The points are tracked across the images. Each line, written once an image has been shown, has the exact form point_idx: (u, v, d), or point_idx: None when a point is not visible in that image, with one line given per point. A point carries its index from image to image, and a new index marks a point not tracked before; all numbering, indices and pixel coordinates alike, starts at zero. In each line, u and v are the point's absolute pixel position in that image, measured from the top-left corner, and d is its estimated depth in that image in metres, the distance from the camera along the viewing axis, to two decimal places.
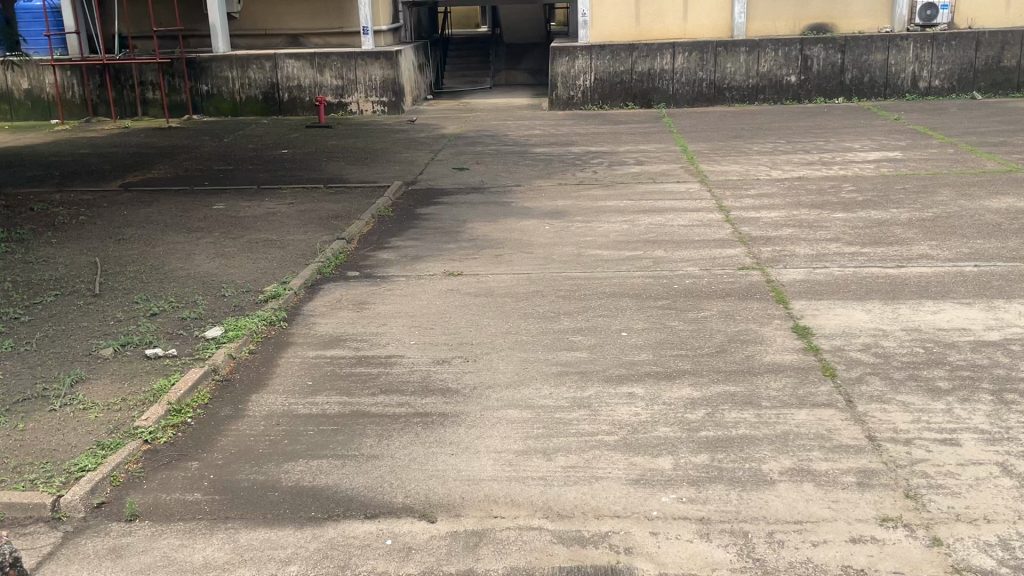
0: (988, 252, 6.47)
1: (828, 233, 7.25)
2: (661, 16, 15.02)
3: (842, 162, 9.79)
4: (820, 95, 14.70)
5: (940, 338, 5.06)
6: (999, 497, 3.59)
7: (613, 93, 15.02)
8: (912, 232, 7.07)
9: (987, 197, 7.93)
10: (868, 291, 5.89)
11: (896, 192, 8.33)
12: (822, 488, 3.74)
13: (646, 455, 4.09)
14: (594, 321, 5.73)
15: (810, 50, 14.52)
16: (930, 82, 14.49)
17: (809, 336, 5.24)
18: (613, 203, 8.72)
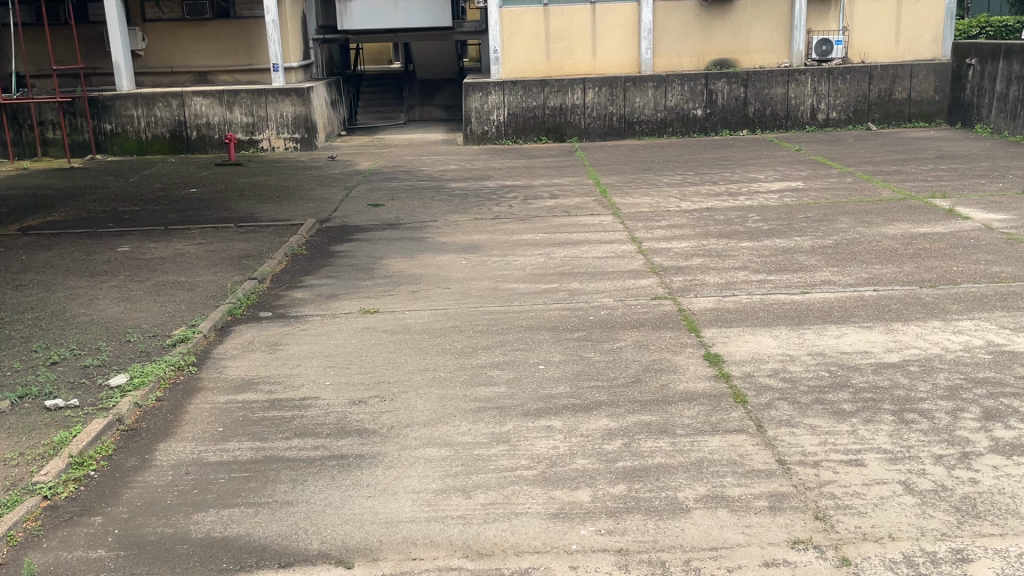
0: (886, 276, 6.75)
1: (735, 261, 7.46)
2: (571, 52, 15.35)
3: (747, 193, 10.09)
4: (726, 128, 15.18)
5: (843, 361, 5.25)
6: (902, 515, 3.70)
7: (526, 127, 15.23)
8: (815, 259, 7.32)
9: (884, 223, 8.28)
10: (775, 317, 6.06)
11: (798, 220, 8.64)
12: (736, 513, 3.81)
13: (564, 488, 4.10)
14: (512, 355, 5.74)
15: (714, 84, 14.99)
16: (828, 114, 15.13)
17: (720, 363, 5.36)
18: (528, 236, 8.80)
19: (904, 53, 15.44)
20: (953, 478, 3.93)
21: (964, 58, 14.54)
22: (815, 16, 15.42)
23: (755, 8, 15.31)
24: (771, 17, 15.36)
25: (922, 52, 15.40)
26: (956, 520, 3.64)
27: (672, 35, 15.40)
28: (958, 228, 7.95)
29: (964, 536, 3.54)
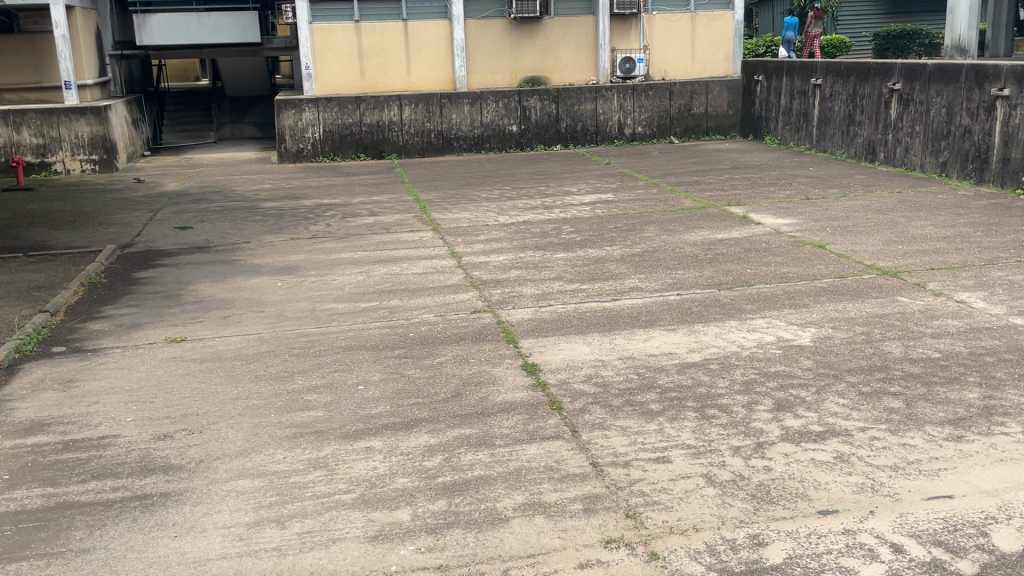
0: (688, 281, 7.14)
1: (551, 272, 7.67)
2: (385, 69, 15.32)
3: (561, 206, 10.39)
4: (540, 143, 15.59)
5: (651, 363, 5.50)
6: (705, 506, 3.89)
7: (343, 144, 15.03)
8: (624, 267, 7.65)
9: (686, 231, 8.78)
10: (588, 324, 6.27)
11: (609, 230, 9.00)
12: (553, 518, 3.89)
13: (383, 509, 4.05)
14: (329, 377, 5.62)
15: (527, 101, 15.38)
16: (635, 128, 15.86)
17: (537, 372, 5.48)
18: (346, 254, 8.67)
19: (699, 71, 16.52)
20: (750, 467, 4.17)
21: (753, 75, 15.68)
22: (618, 35, 16.21)
23: (561, 28, 15.93)
24: (577, 36, 16.02)
25: (714, 69, 16.53)
26: (753, 506, 3.85)
27: (484, 53, 15.72)
28: (751, 233, 8.53)
29: (760, 521, 3.74)
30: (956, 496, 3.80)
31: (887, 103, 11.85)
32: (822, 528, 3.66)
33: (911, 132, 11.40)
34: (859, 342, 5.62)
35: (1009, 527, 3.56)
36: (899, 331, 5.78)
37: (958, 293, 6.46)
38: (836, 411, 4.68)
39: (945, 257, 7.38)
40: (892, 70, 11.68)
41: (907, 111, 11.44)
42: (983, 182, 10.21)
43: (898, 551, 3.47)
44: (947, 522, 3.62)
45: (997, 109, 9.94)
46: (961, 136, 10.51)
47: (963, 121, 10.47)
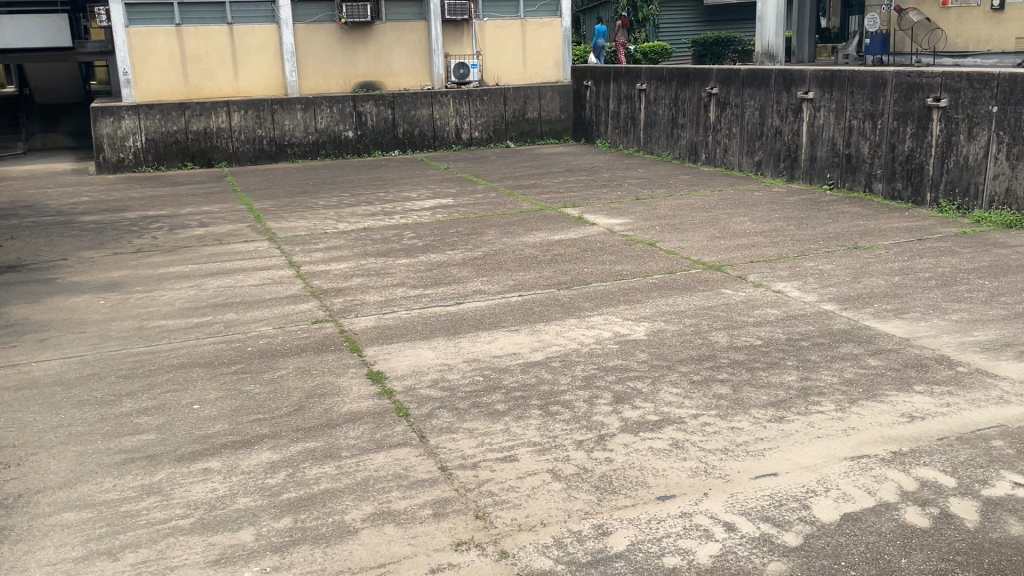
0: (529, 282, 7.28)
1: (393, 278, 7.62)
2: (210, 75, 14.75)
3: (401, 211, 10.35)
4: (377, 148, 15.44)
5: (496, 364, 5.57)
6: (552, 501, 3.98)
7: (168, 153, 14.34)
8: (466, 271, 7.70)
9: (525, 233, 8.95)
10: (433, 329, 6.27)
11: (450, 235, 9.05)
12: (402, 526, 3.86)
13: (225, 532, 3.89)
14: (162, 397, 5.34)
15: (362, 106, 15.20)
16: (471, 133, 16.00)
17: (382, 380, 5.42)
18: (176, 268, 8.29)
19: (531, 76, 16.91)
20: (593, 460, 4.31)
21: (582, 80, 16.19)
22: (450, 41, 16.33)
23: (393, 33, 15.90)
24: (409, 42, 16.03)
25: (546, 75, 16.99)
26: (597, 498, 3.98)
27: (315, 58, 15.45)
28: (586, 233, 8.80)
29: (604, 512, 3.86)
30: (780, 473, 4.07)
31: (706, 106, 12.53)
32: (661, 513, 3.83)
33: (729, 133, 12.10)
34: (689, 333, 5.92)
35: (828, 498, 3.83)
36: (725, 321, 6.12)
37: (775, 284, 6.93)
38: (670, 400, 4.90)
39: (763, 250, 7.89)
40: (709, 75, 12.35)
41: (725, 114, 12.14)
42: (794, 179, 10.98)
43: (731, 529, 3.67)
44: (773, 498, 3.87)
45: (804, 111, 10.72)
46: (773, 136, 11.26)
47: (775, 123, 11.22)
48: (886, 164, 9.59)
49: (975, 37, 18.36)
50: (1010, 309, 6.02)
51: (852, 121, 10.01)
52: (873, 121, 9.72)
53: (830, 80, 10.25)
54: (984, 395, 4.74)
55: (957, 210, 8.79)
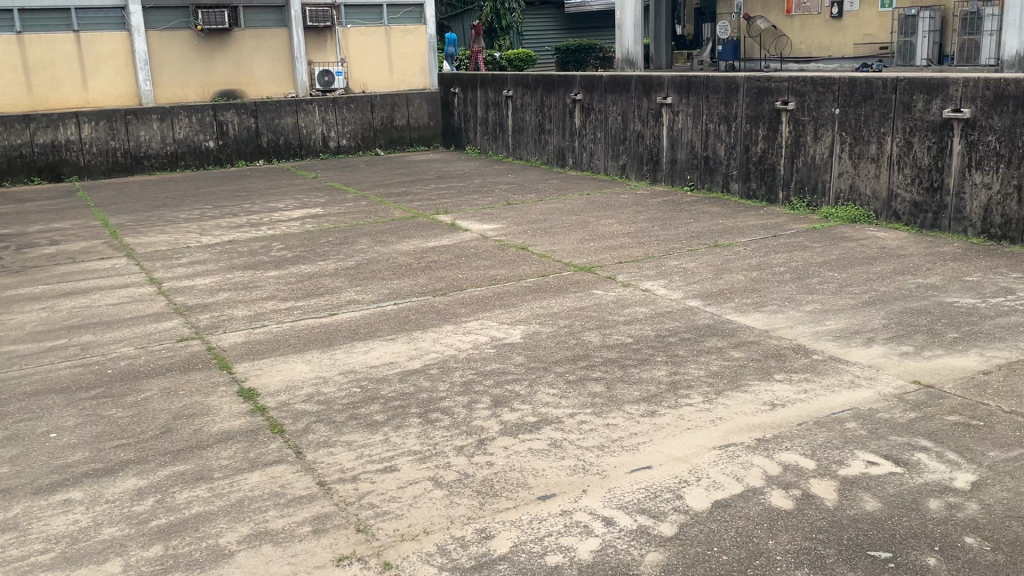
0: (403, 290, 7.24)
1: (262, 291, 7.41)
2: (57, 84, 13.98)
3: (268, 223, 10.08)
4: (241, 158, 14.99)
5: (372, 374, 5.50)
6: (434, 508, 3.97)
7: (12, 167, 13.45)
8: (338, 281, 7.58)
9: (397, 241, 8.89)
10: (306, 342, 6.14)
11: (321, 245, 8.89)
12: (280, 545, 3.76)
13: (89, 565, 3.68)
14: (14, 428, 5.01)
15: (223, 115, 14.72)
16: (338, 141, 15.76)
17: (255, 398, 5.26)
18: (26, 289, 7.79)
19: (398, 83, 16.88)
20: (473, 464, 4.32)
21: (448, 87, 16.23)
22: (313, 48, 16.06)
23: (252, 40, 15.51)
24: (270, 49, 15.67)
25: (412, 81, 17.00)
26: (479, 502, 3.99)
27: (171, 66, 14.89)
28: (459, 239, 8.82)
29: (486, 515, 3.88)
30: (654, 466, 4.20)
31: (571, 112, 12.80)
32: (542, 513, 3.88)
33: (594, 138, 12.40)
34: (563, 334, 6.03)
35: (699, 487, 3.99)
36: (597, 321, 6.27)
37: (643, 283, 7.15)
38: (547, 401, 4.98)
39: (630, 251, 8.12)
40: (572, 82, 12.61)
41: (589, 119, 12.43)
42: (657, 181, 11.36)
43: (610, 523, 3.76)
44: (648, 491, 3.99)
45: (663, 116, 11.10)
46: (636, 141, 11.61)
47: (636, 128, 11.57)
48: (742, 165, 10.06)
49: (817, 43, 19.41)
50: (858, 299, 6.43)
51: (709, 125, 10.44)
52: (727, 124, 10.17)
53: (687, 85, 10.65)
54: (838, 379, 5.05)
55: (807, 208, 9.31)
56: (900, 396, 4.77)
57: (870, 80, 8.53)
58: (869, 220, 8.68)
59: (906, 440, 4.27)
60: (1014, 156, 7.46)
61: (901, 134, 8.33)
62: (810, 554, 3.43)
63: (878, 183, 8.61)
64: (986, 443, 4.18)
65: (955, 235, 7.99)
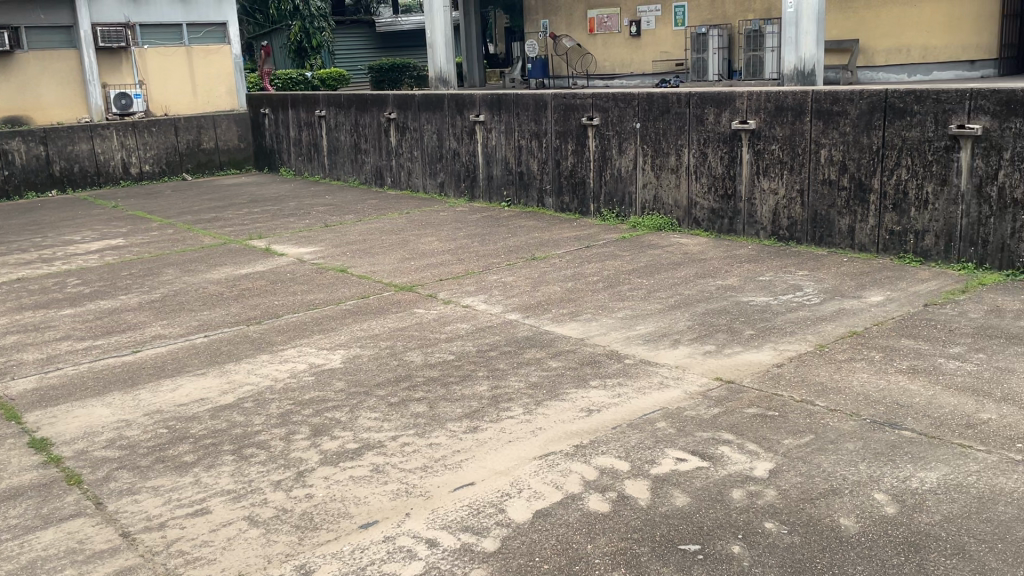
0: (214, 320, 6.94)
1: (56, 331, 6.88)
2: None
3: (62, 257, 9.37)
4: (31, 189, 13.88)
5: (181, 413, 5.21)
6: (249, 549, 3.79)
7: None
8: (143, 315, 7.16)
9: (208, 269, 8.51)
10: (106, 383, 5.75)
11: (122, 278, 8.37)
12: None
13: None
14: None
15: (7, 143, 13.58)
16: (141, 167, 14.95)
17: (47, 448, 4.85)
18: None
19: (203, 104, 16.25)
20: (292, 499, 4.17)
21: (258, 108, 15.76)
22: (108, 69, 15.15)
23: (37, 63, 14.45)
24: (59, 72, 14.67)
25: (219, 103, 16.40)
26: (298, 537, 3.85)
27: None
28: (274, 265, 8.57)
29: (306, 550, 3.75)
30: (477, 482, 4.21)
31: (386, 131, 12.74)
32: (364, 542, 3.79)
33: (410, 156, 12.40)
34: (384, 356, 5.96)
35: (521, 498, 4.03)
36: (418, 341, 6.24)
37: (463, 299, 7.19)
38: (369, 425, 4.89)
39: (450, 268, 8.17)
40: (385, 101, 12.56)
41: (404, 137, 12.42)
42: (475, 198, 11.51)
43: (432, 544, 3.73)
44: (472, 508, 3.99)
45: (477, 133, 11.25)
46: (452, 158, 11.71)
47: (452, 145, 11.66)
48: (554, 179, 10.36)
49: (619, 60, 20.33)
50: (665, 303, 6.75)
51: (521, 141, 10.68)
52: (538, 140, 10.45)
53: (497, 103, 10.85)
54: (648, 382, 5.26)
55: (616, 218, 9.71)
56: (704, 393, 5.04)
57: (666, 95, 9.00)
58: (672, 228, 9.16)
59: (711, 435, 4.50)
60: (795, 162, 8.09)
61: (697, 145, 8.85)
62: (626, 555, 3.54)
63: (678, 193, 9.10)
64: (781, 431, 4.48)
65: (749, 238, 8.57)
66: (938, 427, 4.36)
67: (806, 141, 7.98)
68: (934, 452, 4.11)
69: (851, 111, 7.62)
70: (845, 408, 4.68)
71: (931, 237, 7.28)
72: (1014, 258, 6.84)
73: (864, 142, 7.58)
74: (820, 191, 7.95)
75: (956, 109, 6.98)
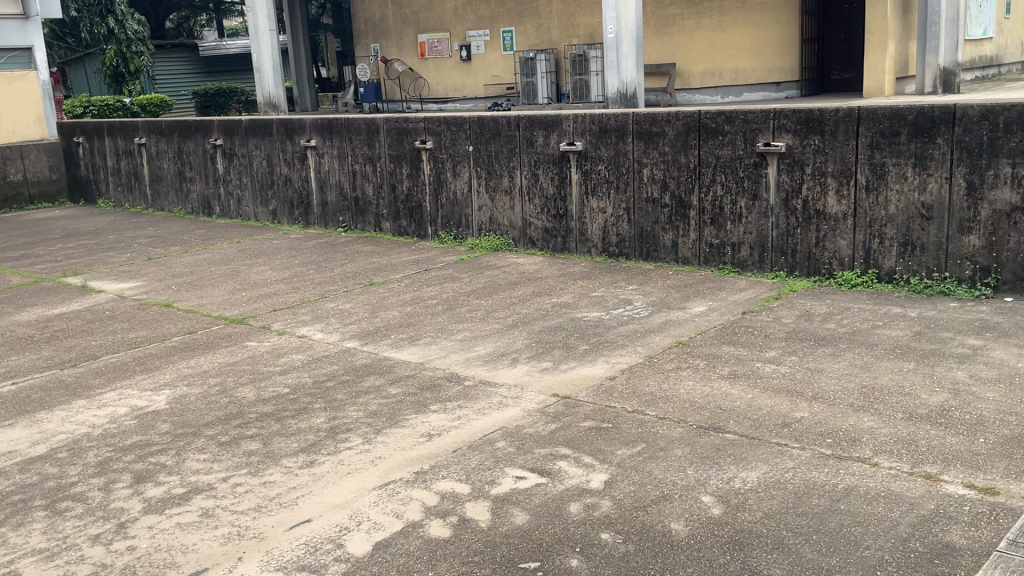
0: (24, 366, 6.43)
1: None
2: None
3: None
4: None
5: None
6: None
7: None
8: None
9: (17, 310, 7.90)
10: None
11: None
12: None
13: None
14: None
15: None
16: None
17: None
18: None
19: (8, 135, 15.03)
20: (111, 553, 3.90)
21: (71, 137, 14.83)
22: None
23: None
24: None
25: (27, 132, 15.21)
26: None
27: None
28: (91, 302, 8.05)
29: None
30: (313, 518, 4.08)
31: (212, 158, 12.28)
32: None
33: (240, 184, 12.02)
34: (214, 394, 5.70)
35: (360, 531, 3.94)
36: (250, 375, 6.01)
37: (298, 329, 7.00)
38: (197, 468, 4.66)
39: (284, 297, 7.94)
40: (210, 127, 12.10)
41: (232, 164, 12.02)
42: (310, 225, 11.27)
43: None
44: (308, 545, 3.86)
45: (308, 158, 11.04)
46: (283, 185, 11.43)
47: (283, 171, 11.38)
48: (390, 204, 10.30)
49: (451, 84, 20.55)
50: (503, 322, 6.83)
51: (354, 165, 10.56)
52: (372, 164, 10.36)
53: (328, 127, 10.68)
54: (488, 402, 5.29)
55: (454, 240, 9.76)
56: (541, 409, 5.12)
57: (496, 118, 9.16)
58: (508, 248, 9.31)
59: (548, 451, 4.57)
60: (620, 181, 8.41)
61: (528, 166, 9.04)
62: None
63: (513, 214, 9.25)
64: (614, 442, 4.61)
65: (582, 255, 8.82)
66: (757, 428, 4.62)
67: (629, 160, 8.31)
68: (754, 453, 4.35)
69: (669, 132, 8.01)
70: (673, 415, 4.87)
71: (746, 249, 7.74)
72: (819, 265, 7.38)
73: (681, 161, 7.98)
74: (645, 208, 8.28)
75: (762, 128, 7.48)
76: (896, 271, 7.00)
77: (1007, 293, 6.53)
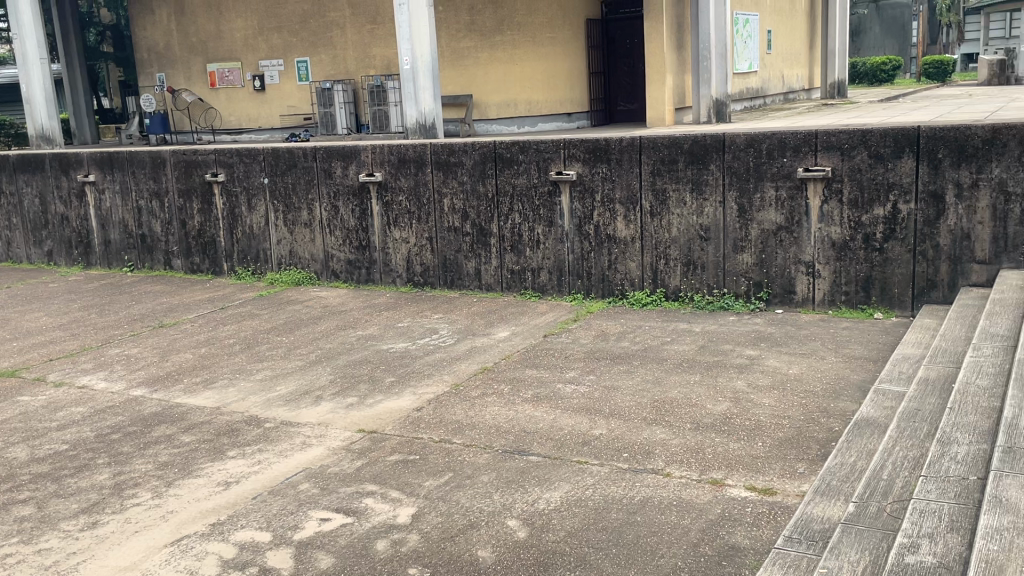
0: None
1: None
2: None
3: None
4: None
5: None
6: None
7: None
8: None
9: None
10: None
11: None
12: None
13: None
14: None
15: None
16: None
17: None
18: None
19: None
20: None
21: None
22: None
23: None
24: None
25: None
26: None
27: None
28: None
29: None
30: None
31: None
32: None
33: (9, 225, 11.04)
34: None
35: None
36: (22, 434, 5.47)
37: (78, 379, 6.48)
38: None
39: (62, 345, 7.33)
40: None
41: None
42: (91, 265, 10.52)
43: None
44: None
45: (87, 195, 10.29)
46: (59, 224, 10.60)
47: (58, 210, 10.56)
48: (180, 240, 9.80)
49: (246, 115, 19.95)
50: (305, 359, 6.64)
51: (139, 202, 9.95)
52: (159, 199, 9.81)
53: (108, 161, 10.01)
54: (290, 443, 5.11)
55: (252, 275, 9.44)
56: (347, 447, 5.00)
57: (291, 150, 8.95)
58: (311, 281, 9.10)
59: (354, 489, 4.47)
60: (421, 211, 8.44)
61: (328, 198, 8.89)
62: None
63: (314, 247, 9.06)
64: (421, 475, 4.58)
65: (386, 286, 8.77)
66: (559, 448, 4.74)
67: (428, 191, 8.36)
68: (556, 472, 4.45)
69: (466, 162, 8.13)
70: (479, 442, 4.91)
71: (545, 274, 7.99)
72: (613, 286, 7.73)
73: (480, 191, 8.12)
74: (446, 237, 8.36)
75: (553, 157, 7.76)
76: (681, 289, 7.44)
77: (778, 306, 7.12)
